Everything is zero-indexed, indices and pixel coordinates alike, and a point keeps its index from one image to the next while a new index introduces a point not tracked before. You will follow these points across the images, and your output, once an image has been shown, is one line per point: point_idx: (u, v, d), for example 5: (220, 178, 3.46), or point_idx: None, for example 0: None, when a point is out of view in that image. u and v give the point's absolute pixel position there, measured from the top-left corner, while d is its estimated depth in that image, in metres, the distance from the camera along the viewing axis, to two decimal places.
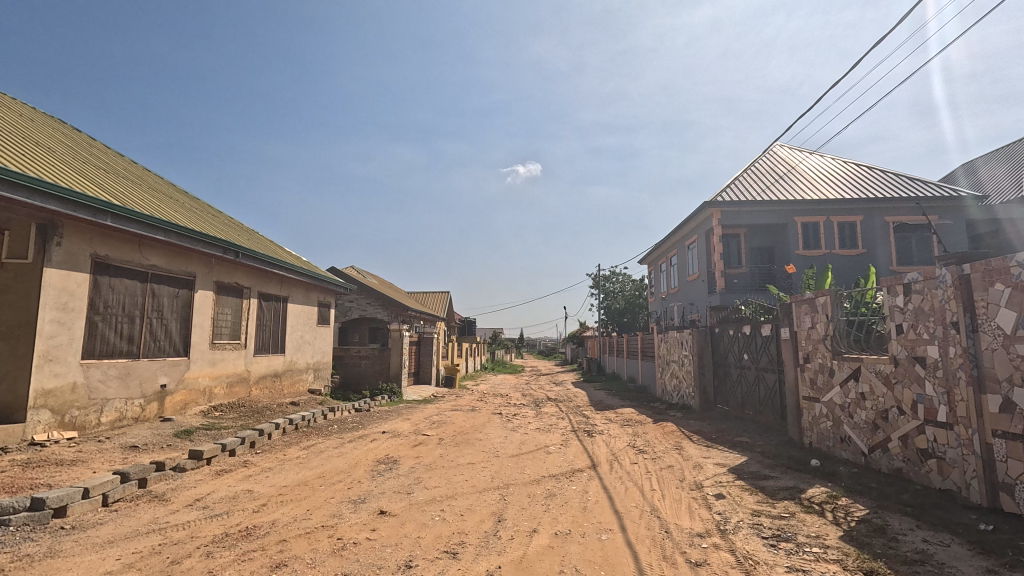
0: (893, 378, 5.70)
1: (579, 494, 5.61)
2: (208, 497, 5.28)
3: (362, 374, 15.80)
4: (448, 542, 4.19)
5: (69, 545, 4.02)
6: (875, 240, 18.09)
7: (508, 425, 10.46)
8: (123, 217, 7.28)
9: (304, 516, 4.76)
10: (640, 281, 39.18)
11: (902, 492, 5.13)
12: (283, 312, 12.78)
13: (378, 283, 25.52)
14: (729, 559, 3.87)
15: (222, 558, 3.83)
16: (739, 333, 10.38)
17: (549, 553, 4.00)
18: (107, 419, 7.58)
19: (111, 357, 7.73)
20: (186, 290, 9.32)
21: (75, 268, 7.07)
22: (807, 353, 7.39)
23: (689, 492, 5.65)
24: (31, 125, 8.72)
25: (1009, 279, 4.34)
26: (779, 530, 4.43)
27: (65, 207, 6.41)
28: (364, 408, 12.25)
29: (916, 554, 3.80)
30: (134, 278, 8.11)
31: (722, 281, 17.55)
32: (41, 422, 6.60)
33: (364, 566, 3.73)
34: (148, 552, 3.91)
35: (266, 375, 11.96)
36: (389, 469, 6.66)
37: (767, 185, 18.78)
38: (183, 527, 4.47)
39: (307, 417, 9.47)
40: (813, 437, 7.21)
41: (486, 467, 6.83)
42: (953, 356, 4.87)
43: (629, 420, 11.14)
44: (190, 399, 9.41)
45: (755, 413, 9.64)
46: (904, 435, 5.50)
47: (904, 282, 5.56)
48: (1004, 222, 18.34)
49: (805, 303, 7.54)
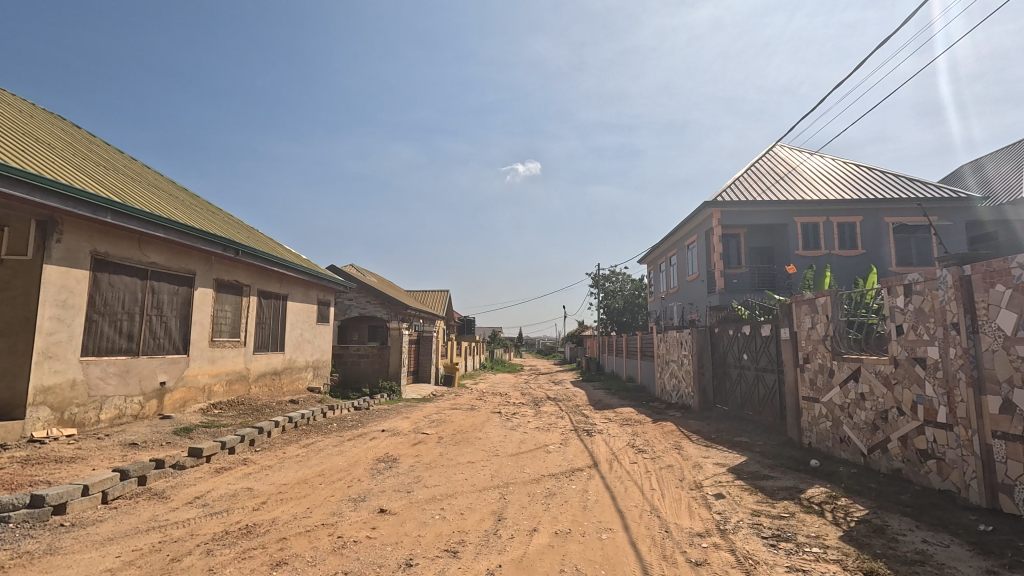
0: (893, 378, 5.71)
1: (579, 494, 5.61)
2: (208, 495, 5.27)
3: (362, 373, 15.74)
4: (448, 541, 4.19)
5: (68, 543, 4.01)
6: (876, 240, 18.11)
7: (507, 424, 10.45)
8: (123, 214, 7.27)
9: (304, 515, 4.76)
10: (641, 280, 39.03)
11: (902, 492, 5.15)
12: (282, 311, 12.77)
13: (379, 283, 25.51)
14: (729, 558, 3.87)
15: (222, 556, 3.82)
16: (738, 333, 10.39)
17: (550, 552, 4.00)
18: (107, 416, 7.58)
19: (111, 354, 7.73)
20: (185, 287, 9.31)
21: (75, 265, 7.05)
22: (807, 353, 7.40)
23: (689, 492, 5.65)
24: (32, 121, 8.69)
25: (1009, 281, 4.34)
26: (779, 530, 4.44)
27: (65, 204, 6.40)
28: (364, 407, 12.21)
29: (915, 554, 3.81)
30: (134, 275, 8.09)
31: (721, 281, 17.55)
32: (40, 419, 6.60)
33: (364, 565, 3.72)
34: (147, 551, 3.89)
35: (266, 373, 11.96)
36: (388, 467, 6.65)
37: (768, 185, 18.81)
38: (183, 525, 4.46)
39: (307, 416, 9.48)
40: (813, 437, 7.21)
41: (486, 466, 6.84)
42: (953, 357, 4.88)
43: (628, 420, 11.11)
44: (190, 397, 9.41)
45: (754, 413, 9.66)
46: (903, 436, 5.50)
47: (904, 282, 5.56)
48: (1013, 223, 18.26)
49: (805, 303, 7.54)
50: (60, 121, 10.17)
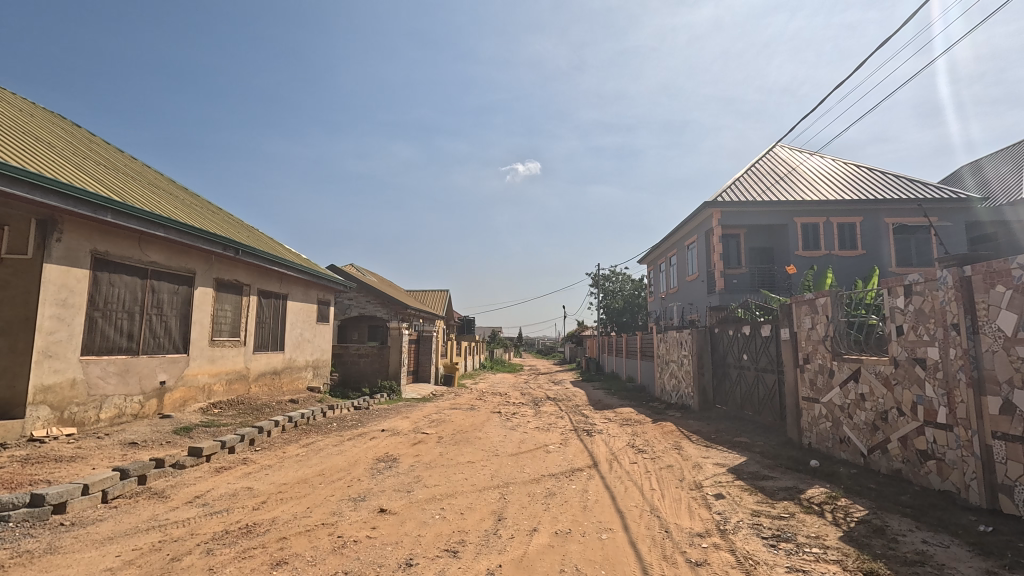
0: (894, 379, 5.71)
1: (579, 494, 5.61)
2: (208, 494, 5.27)
3: (362, 373, 15.72)
4: (448, 541, 4.19)
5: (68, 542, 4.02)
6: (876, 241, 18.11)
7: (507, 424, 10.45)
8: (123, 213, 7.26)
9: (304, 514, 4.76)
10: (640, 281, 39.01)
11: (902, 493, 5.15)
12: (282, 310, 12.77)
13: (380, 283, 25.50)
14: (729, 558, 3.87)
15: (222, 556, 3.81)
16: (738, 333, 10.38)
17: (549, 552, 4.01)
18: (106, 416, 7.58)
19: (111, 353, 7.73)
20: (185, 287, 9.30)
21: (75, 264, 7.05)
22: (808, 354, 7.39)
23: (689, 492, 5.65)
24: (31, 120, 8.65)
25: (1009, 281, 4.34)
26: (779, 530, 4.44)
27: (65, 203, 6.40)
28: (363, 406, 12.20)
29: (915, 555, 3.81)
30: (134, 274, 8.09)
31: (721, 281, 17.55)
32: (40, 418, 6.60)
33: (364, 564, 3.72)
34: (147, 550, 3.89)
35: (266, 372, 11.96)
36: (388, 467, 6.66)
37: (768, 185, 18.82)
38: (184, 524, 4.46)
39: (307, 415, 9.48)
40: (813, 438, 7.21)
41: (486, 466, 6.84)
42: (954, 357, 4.88)
43: (627, 420, 11.13)
44: (190, 396, 9.42)
45: (753, 414, 9.67)
46: (903, 436, 5.51)
47: (905, 283, 5.56)
48: (1012, 224, 18.26)
49: (805, 303, 7.54)
50: (61, 120, 10.18)
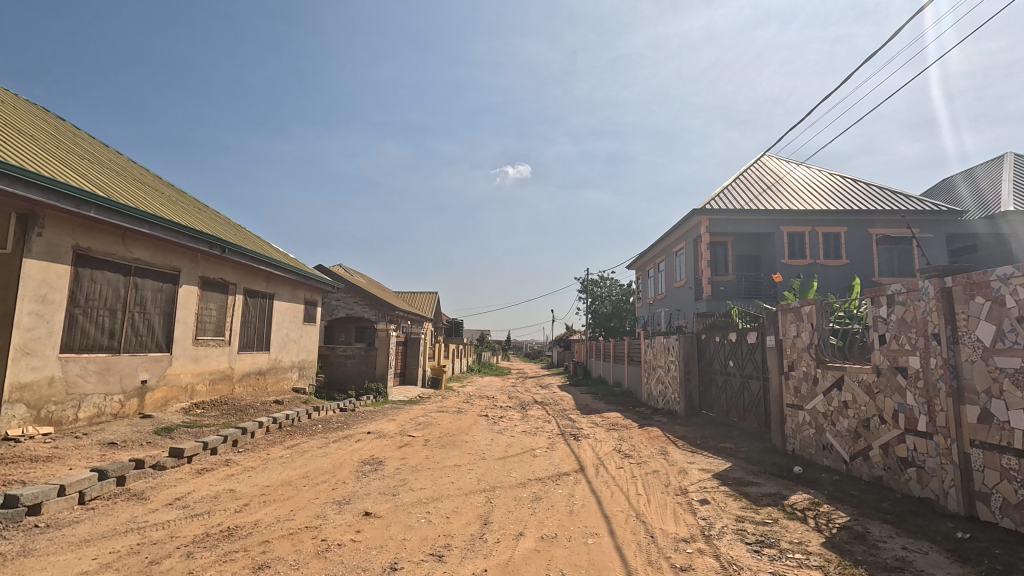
0: (875, 387, 5.80)
1: (565, 498, 5.63)
2: (188, 496, 5.17)
3: (349, 373, 15.56)
4: (434, 544, 4.18)
5: (44, 544, 3.91)
6: (861, 251, 18.44)
7: (494, 427, 10.46)
8: (106, 208, 7.12)
9: (288, 517, 4.70)
10: (629, 286, 39.20)
11: (883, 499, 5.24)
12: (268, 310, 12.60)
13: (368, 283, 25.26)
14: (713, 564, 3.90)
15: (202, 559, 3.76)
16: (725, 340, 10.50)
17: (535, 556, 4.00)
18: (85, 415, 7.41)
19: (91, 352, 7.56)
20: (170, 284, 9.16)
21: (56, 260, 6.90)
22: (792, 361, 7.49)
23: (674, 497, 5.69)
24: (13, 112, 8.44)
25: (989, 294, 4.46)
26: (762, 535, 4.48)
27: (47, 197, 6.26)
28: (348, 408, 12.12)
29: (896, 560, 3.87)
30: (117, 270, 7.96)
31: (708, 289, 17.72)
32: (16, 416, 6.44)
33: (348, 568, 3.68)
34: (125, 552, 3.82)
35: (250, 373, 11.80)
36: (375, 470, 6.61)
37: (756, 195, 19.13)
38: (162, 527, 4.37)
39: (291, 416, 9.35)
40: (796, 444, 7.31)
41: (472, 469, 6.84)
42: (934, 366, 4.98)
43: (614, 425, 11.19)
44: (172, 396, 9.26)
45: (738, 419, 9.78)
46: (884, 444, 5.60)
47: (887, 292, 5.67)
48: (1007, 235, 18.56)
49: (791, 312, 7.61)
50: (46, 114, 9.98)
